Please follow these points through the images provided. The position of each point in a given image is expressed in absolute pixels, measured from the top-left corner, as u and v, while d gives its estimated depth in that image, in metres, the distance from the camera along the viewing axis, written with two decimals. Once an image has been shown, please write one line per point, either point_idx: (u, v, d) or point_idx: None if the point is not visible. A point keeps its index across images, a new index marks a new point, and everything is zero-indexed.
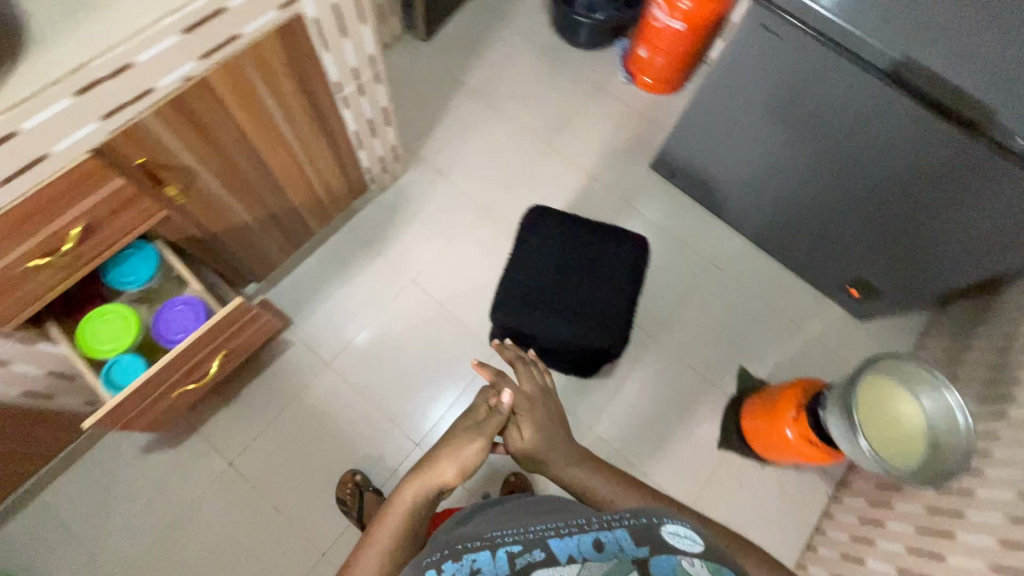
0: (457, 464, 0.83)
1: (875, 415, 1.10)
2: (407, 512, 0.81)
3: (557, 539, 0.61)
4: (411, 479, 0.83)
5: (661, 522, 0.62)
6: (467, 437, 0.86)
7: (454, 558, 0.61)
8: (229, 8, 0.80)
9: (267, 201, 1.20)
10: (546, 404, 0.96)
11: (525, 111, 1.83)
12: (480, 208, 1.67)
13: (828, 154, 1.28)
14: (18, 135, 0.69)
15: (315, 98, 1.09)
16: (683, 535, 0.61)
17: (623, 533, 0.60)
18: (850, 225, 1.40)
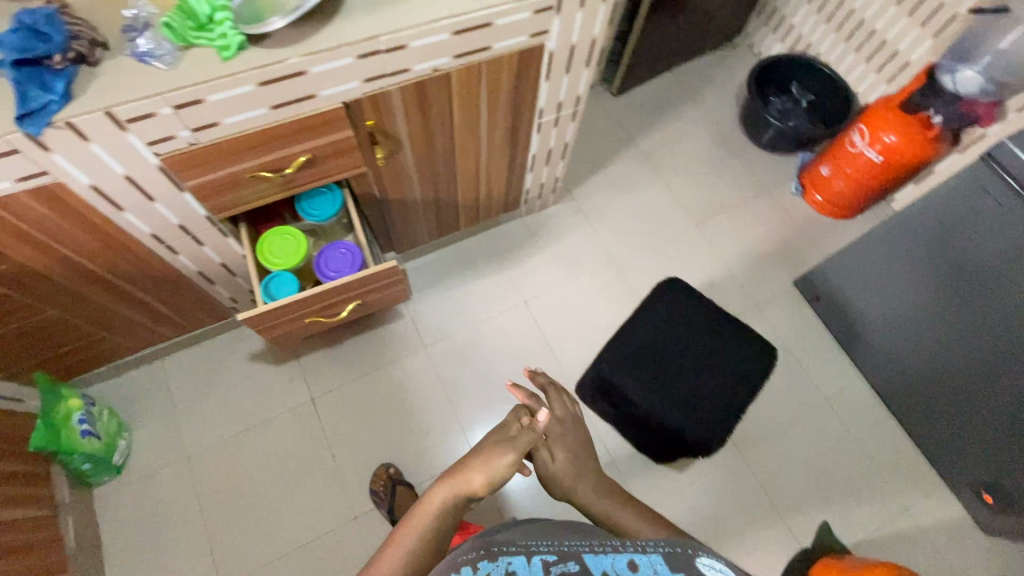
0: (487, 473, 0.82)
1: None
2: (434, 514, 0.78)
3: (592, 555, 0.59)
4: (440, 483, 0.81)
5: (695, 553, 0.60)
6: (499, 448, 0.85)
7: (489, 558, 0.58)
8: (494, 24, 0.92)
9: (439, 188, 1.31)
10: (574, 430, 0.99)
11: (685, 187, 1.85)
12: (611, 261, 1.69)
13: (1008, 334, 1.16)
14: (305, 74, 0.83)
15: (518, 117, 1.19)
16: (716, 569, 0.59)
17: (659, 559, 0.59)
18: (1006, 419, 1.24)
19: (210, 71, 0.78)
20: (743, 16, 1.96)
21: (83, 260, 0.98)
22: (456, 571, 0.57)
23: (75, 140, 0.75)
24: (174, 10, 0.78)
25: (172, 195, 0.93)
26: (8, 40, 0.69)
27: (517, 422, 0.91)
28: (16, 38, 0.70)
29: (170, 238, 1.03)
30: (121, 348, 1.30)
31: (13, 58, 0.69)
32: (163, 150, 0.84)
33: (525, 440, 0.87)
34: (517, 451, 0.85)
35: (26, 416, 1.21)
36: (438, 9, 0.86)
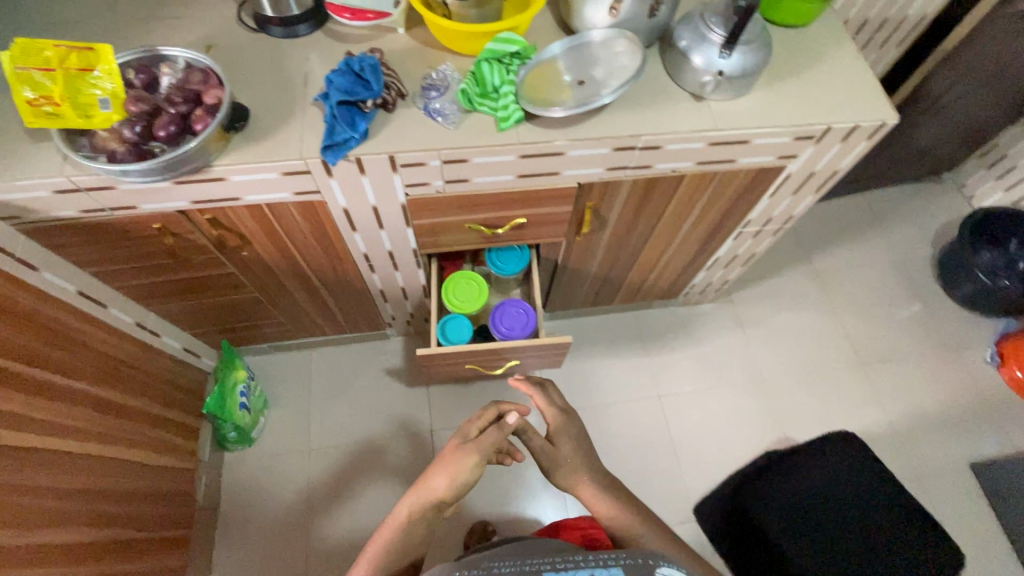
0: (449, 477, 0.77)
1: None
2: (401, 528, 0.75)
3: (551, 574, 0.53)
4: (407, 496, 0.78)
5: (659, 564, 0.53)
6: (460, 451, 0.79)
7: None
8: (750, 142, 0.90)
9: (615, 267, 1.30)
10: (570, 421, 0.88)
11: (857, 319, 1.68)
12: (758, 379, 1.57)
13: None
14: (562, 155, 0.85)
15: (725, 222, 1.15)
16: None
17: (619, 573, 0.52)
18: None
19: (485, 138, 0.82)
20: (965, 154, 1.79)
21: (301, 261, 1.07)
22: None
23: (354, 172, 0.82)
24: (468, 75, 0.84)
25: (398, 227, 1.00)
26: (337, 81, 0.79)
27: (474, 423, 0.85)
28: (343, 80, 0.79)
29: (376, 260, 1.10)
30: (288, 333, 1.40)
31: (336, 96, 0.78)
32: (412, 193, 0.90)
33: (488, 439, 0.81)
34: (481, 453, 0.79)
35: (198, 372, 1.33)
36: (703, 119, 0.86)
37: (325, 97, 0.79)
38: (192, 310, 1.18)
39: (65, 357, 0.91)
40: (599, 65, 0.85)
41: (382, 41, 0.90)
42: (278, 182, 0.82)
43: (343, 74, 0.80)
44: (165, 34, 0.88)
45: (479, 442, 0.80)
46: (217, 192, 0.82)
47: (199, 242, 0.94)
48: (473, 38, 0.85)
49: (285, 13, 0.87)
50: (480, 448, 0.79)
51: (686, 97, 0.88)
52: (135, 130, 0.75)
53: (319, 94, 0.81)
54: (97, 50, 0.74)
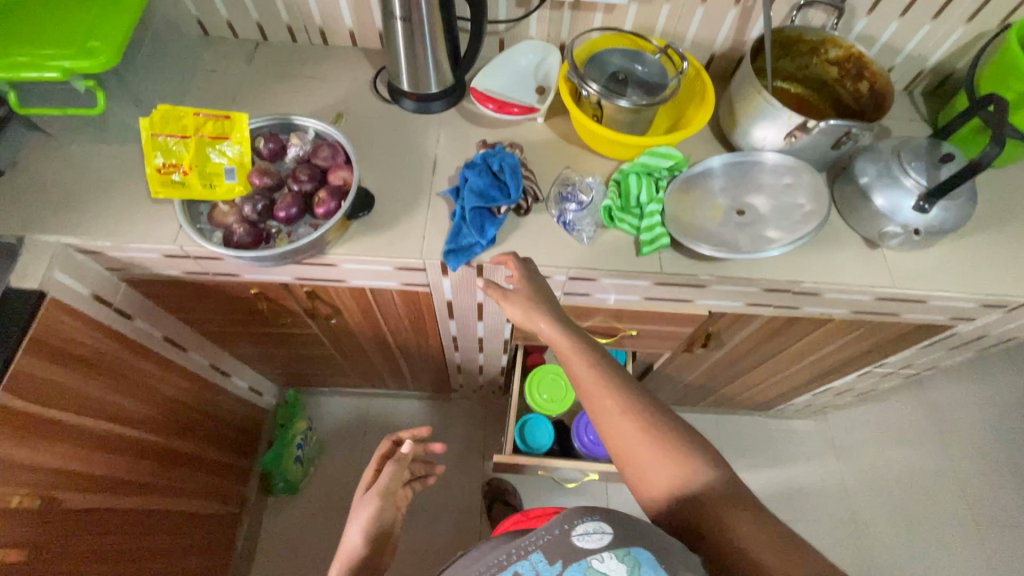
0: (359, 530, 0.69)
1: None
2: None
3: None
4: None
5: (568, 526, 0.47)
6: (362, 503, 0.71)
7: None
8: (925, 302, 0.76)
9: (713, 379, 1.16)
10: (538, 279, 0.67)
11: (978, 465, 1.45)
12: (848, 518, 1.38)
13: None
14: (703, 287, 0.74)
15: (859, 361, 1.00)
16: (591, 530, 0.46)
17: (539, 557, 0.46)
18: None
19: (622, 260, 0.73)
20: None
21: (386, 333, 1.00)
22: None
23: (471, 274, 0.75)
24: (612, 187, 0.75)
25: (496, 320, 0.91)
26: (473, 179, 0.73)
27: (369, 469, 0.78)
28: (478, 178, 0.72)
29: (463, 342, 1.02)
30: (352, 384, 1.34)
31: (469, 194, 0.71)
32: None
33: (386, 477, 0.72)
34: (382, 492, 0.72)
35: (258, 411, 1.28)
36: (877, 273, 0.74)
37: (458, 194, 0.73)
38: (263, 356, 1.13)
39: (138, 405, 0.87)
40: (761, 192, 0.75)
41: (519, 130, 0.82)
42: (390, 273, 0.75)
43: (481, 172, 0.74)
44: (297, 94, 0.84)
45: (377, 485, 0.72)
46: (325, 274, 0.76)
47: (291, 307, 0.89)
48: (622, 146, 0.76)
49: (423, 90, 0.81)
50: (379, 487, 0.72)
51: (857, 241, 0.76)
52: (256, 208, 0.69)
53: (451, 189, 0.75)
54: (233, 119, 0.71)
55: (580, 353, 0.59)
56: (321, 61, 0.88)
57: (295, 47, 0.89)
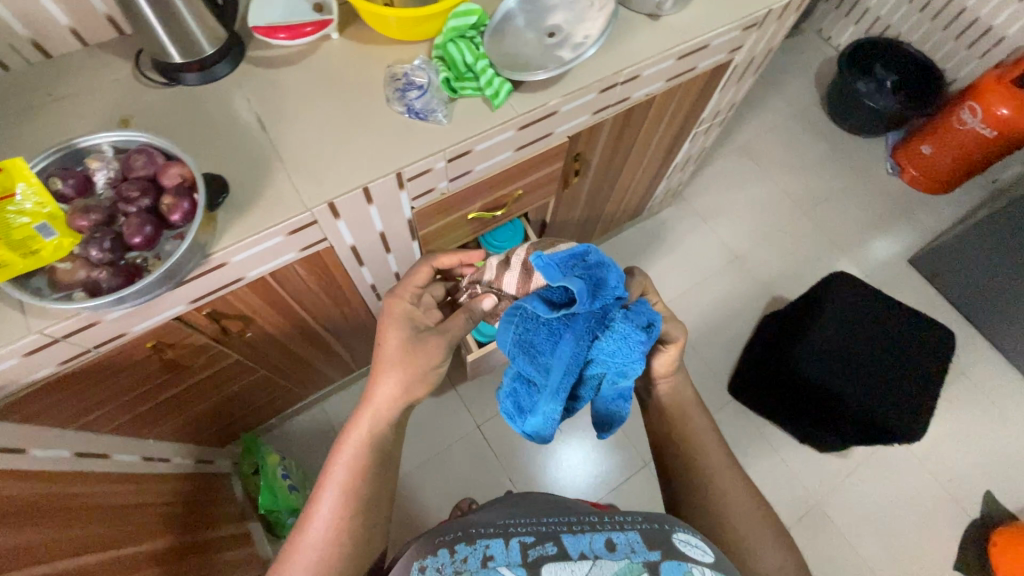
0: (402, 379, 0.68)
1: None
2: (366, 452, 0.67)
3: (570, 536, 0.65)
4: (336, 453, 0.67)
5: (671, 530, 0.66)
6: (412, 357, 0.69)
7: (467, 542, 0.65)
8: (709, 46, 0.93)
9: (594, 206, 1.31)
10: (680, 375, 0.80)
11: (785, 174, 1.86)
12: (728, 258, 1.71)
13: None
14: (555, 114, 0.83)
15: (684, 127, 1.20)
16: (691, 543, 0.65)
17: (634, 536, 0.65)
18: None
19: (482, 121, 0.78)
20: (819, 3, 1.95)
21: (309, 319, 0.96)
22: (436, 552, 0.64)
23: (362, 203, 0.75)
24: (437, 62, 0.78)
25: (403, 245, 0.93)
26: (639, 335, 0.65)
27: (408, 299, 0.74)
28: (656, 332, 0.64)
29: (382, 287, 1.02)
30: (300, 397, 1.29)
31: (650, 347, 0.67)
32: (418, 204, 0.84)
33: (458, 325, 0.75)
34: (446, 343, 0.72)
35: (220, 477, 1.18)
36: (669, 36, 0.87)
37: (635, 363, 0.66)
38: (194, 417, 1.04)
39: (99, 529, 0.75)
40: (556, 13, 0.83)
41: (323, 55, 0.80)
42: (285, 244, 0.73)
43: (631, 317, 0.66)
44: (59, 122, 0.71)
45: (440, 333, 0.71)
46: (219, 279, 0.71)
47: (199, 341, 0.82)
48: (426, 21, 0.78)
49: (200, 55, 0.74)
50: (442, 342, 0.71)
51: (643, 19, 0.88)
52: (105, 247, 0.61)
53: (614, 355, 0.64)
54: (6, 167, 0.57)
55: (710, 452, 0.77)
56: (63, 76, 0.74)
57: (19, 75, 0.73)
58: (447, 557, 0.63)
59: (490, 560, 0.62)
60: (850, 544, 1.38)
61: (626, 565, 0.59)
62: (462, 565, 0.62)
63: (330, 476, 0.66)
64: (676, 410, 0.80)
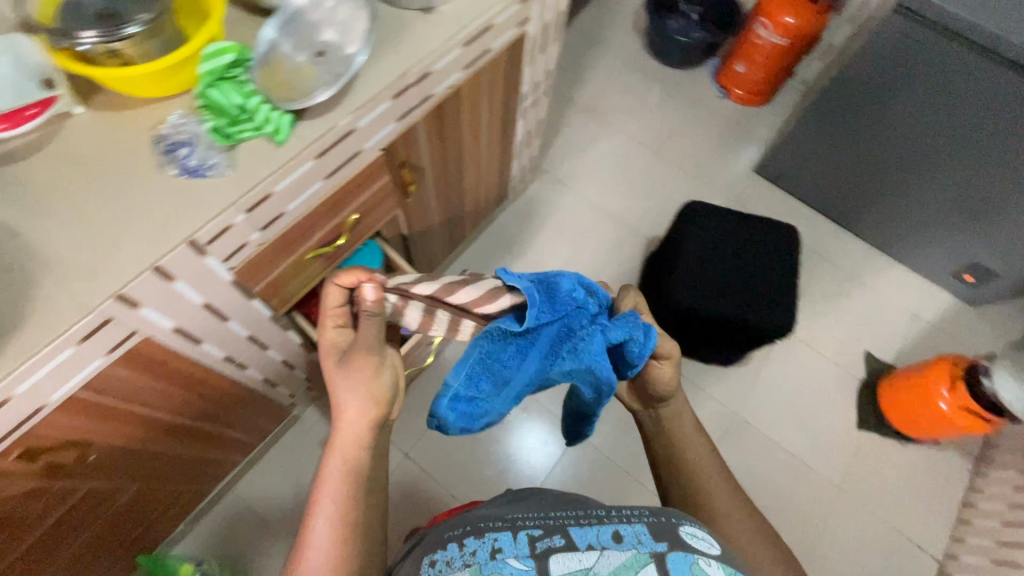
0: (361, 398, 0.71)
1: None
2: (347, 477, 0.69)
3: (579, 531, 0.68)
4: (319, 483, 0.68)
5: (678, 523, 0.70)
6: (349, 376, 0.72)
7: (477, 536, 0.69)
8: (494, 26, 0.93)
9: (451, 205, 1.31)
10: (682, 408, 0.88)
11: (630, 122, 1.96)
12: (600, 215, 1.78)
13: (957, 138, 1.36)
14: (355, 132, 0.80)
15: (509, 107, 1.22)
16: (699, 538, 0.68)
17: (642, 529, 0.68)
18: (953, 205, 1.51)
19: (271, 160, 0.73)
20: None
21: (167, 415, 0.88)
22: (447, 545, 0.69)
23: (161, 285, 0.68)
24: (203, 112, 0.72)
25: (243, 306, 0.86)
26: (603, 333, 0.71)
27: (331, 327, 0.77)
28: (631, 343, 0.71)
29: (242, 354, 0.95)
30: (205, 490, 1.20)
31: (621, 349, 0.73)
32: (237, 262, 0.78)
33: (368, 334, 0.74)
34: (372, 353, 0.73)
35: None
36: (447, 25, 0.86)
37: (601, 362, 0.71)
38: (71, 560, 0.93)
39: None
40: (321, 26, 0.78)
41: (67, 134, 0.71)
42: (84, 354, 0.65)
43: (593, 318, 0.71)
44: None
45: (362, 346, 0.73)
46: (9, 416, 0.62)
47: (28, 485, 0.72)
48: (178, 71, 0.71)
49: None
50: (370, 353, 0.73)
51: (416, 15, 0.86)
52: None
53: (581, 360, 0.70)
54: None
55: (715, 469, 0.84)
56: None
57: None
58: (456, 549, 0.67)
59: (499, 552, 0.66)
60: (772, 439, 1.51)
61: (632, 557, 0.63)
62: (470, 558, 0.65)
63: (320, 506, 0.66)
64: (676, 431, 0.87)
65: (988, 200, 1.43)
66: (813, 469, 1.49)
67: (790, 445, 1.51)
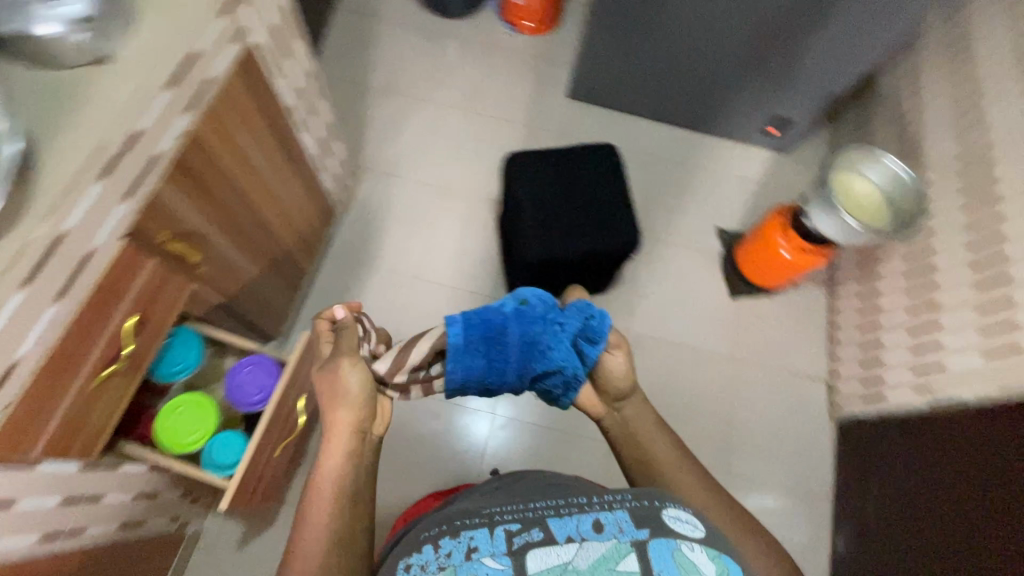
0: (352, 409, 0.78)
1: (859, 208, 1.32)
2: (338, 480, 0.74)
3: (557, 519, 0.64)
4: (313, 488, 0.73)
5: (662, 506, 0.65)
6: (342, 387, 0.80)
7: (452, 536, 0.64)
8: (202, 53, 0.79)
9: (266, 250, 1.18)
10: (640, 407, 0.88)
11: (435, 89, 1.88)
12: (439, 194, 1.72)
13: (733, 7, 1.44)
14: (66, 236, 0.66)
15: (280, 127, 1.09)
16: (683, 520, 0.64)
17: (624, 514, 0.63)
18: (738, 72, 1.62)
19: None
20: None
21: None
22: (420, 548, 0.64)
23: None
24: None
25: (29, 478, 0.71)
26: (545, 325, 0.83)
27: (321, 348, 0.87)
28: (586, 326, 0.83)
29: (68, 520, 0.81)
30: None
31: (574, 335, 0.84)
32: None
33: (348, 343, 0.85)
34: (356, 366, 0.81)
35: None
36: (138, 72, 0.73)
37: (553, 348, 0.82)
38: None
39: None
40: None
41: None
42: None
43: (533, 317, 0.83)
44: None
45: (345, 351, 0.83)
46: None
47: None
48: None
49: None
50: (353, 367, 0.80)
51: (92, 68, 0.72)
52: None
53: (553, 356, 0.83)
54: None
55: (682, 459, 0.82)
56: None
57: None
58: (431, 552, 0.62)
59: (474, 552, 0.61)
60: (666, 339, 1.60)
61: (613, 549, 0.58)
62: (445, 560, 0.61)
63: (314, 508, 0.71)
64: (638, 430, 0.86)
65: (763, 58, 1.56)
66: (706, 350, 1.60)
67: (681, 338, 1.61)
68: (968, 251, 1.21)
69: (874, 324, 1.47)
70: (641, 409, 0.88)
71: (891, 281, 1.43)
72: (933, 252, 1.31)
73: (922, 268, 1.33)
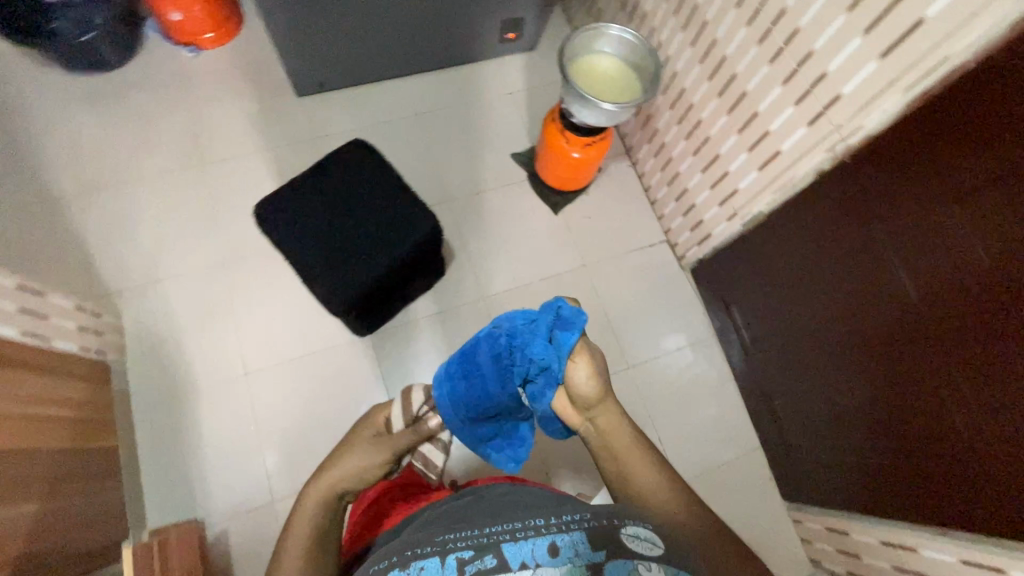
0: (354, 465, 0.92)
1: (613, 90, 1.33)
2: (316, 514, 0.84)
3: (510, 544, 0.59)
4: (300, 514, 0.84)
5: (621, 525, 0.61)
6: (362, 447, 0.95)
7: (403, 568, 0.58)
8: None
9: (33, 474, 0.95)
10: (616, 416, 0.85)
11: (147, 159, 1.56)
12: (220, 272, 1.48)
13: None
14: None
15: None
16: (641, 537, 0.60)
17: (578, 536, 0.59)
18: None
19: None
20: None
21: None
22: None
23: None
24: None
25: None
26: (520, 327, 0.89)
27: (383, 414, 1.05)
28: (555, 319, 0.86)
29: None
30: None
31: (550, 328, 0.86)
32: None
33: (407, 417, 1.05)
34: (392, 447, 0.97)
35: None
36: None
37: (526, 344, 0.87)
38: None
39: None
40: None
41: None
42: None
43: (514, 325, 0.90)
44: None
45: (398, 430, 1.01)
46: None
47: None
48: None
49: None
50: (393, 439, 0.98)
51: None
52: None
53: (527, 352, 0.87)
54: None
55: (652, 466, 0.80)
56: None
57: None
58: None
59: None
60: (519, 283, 1.59)
61: None
62: None
63: (297, 530, 0.81)
64: (615, 441, 0.83)
65: None
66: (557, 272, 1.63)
67: (531, 274, 1.61)
68: (712, 86, 1.27)
69: (676, 176, 1.54)
70: (616, 417, 0.86)
71: (671, 134, 1.49)
72: (689, 96, 1.36)
73: (687, 113, 1.39)
